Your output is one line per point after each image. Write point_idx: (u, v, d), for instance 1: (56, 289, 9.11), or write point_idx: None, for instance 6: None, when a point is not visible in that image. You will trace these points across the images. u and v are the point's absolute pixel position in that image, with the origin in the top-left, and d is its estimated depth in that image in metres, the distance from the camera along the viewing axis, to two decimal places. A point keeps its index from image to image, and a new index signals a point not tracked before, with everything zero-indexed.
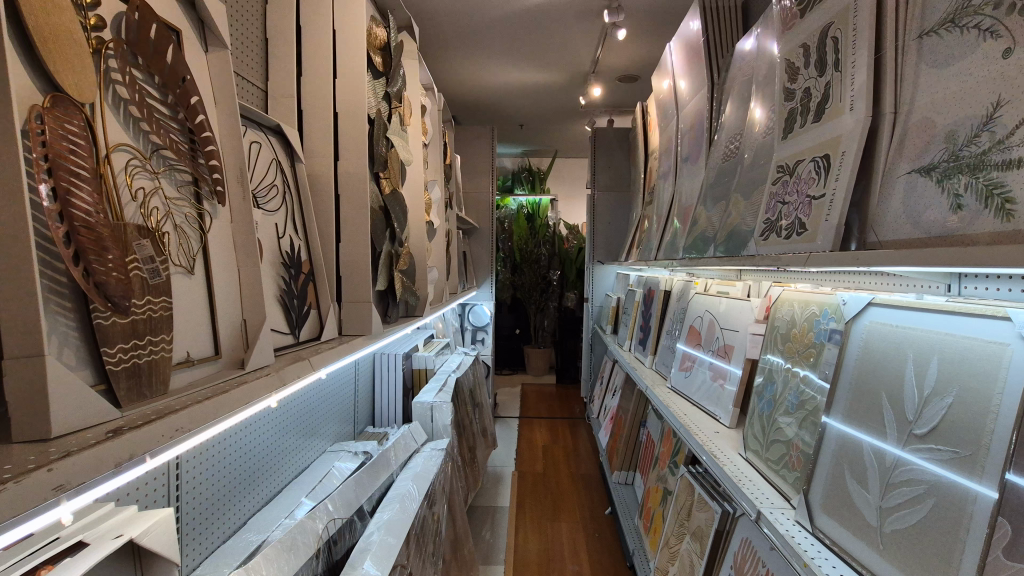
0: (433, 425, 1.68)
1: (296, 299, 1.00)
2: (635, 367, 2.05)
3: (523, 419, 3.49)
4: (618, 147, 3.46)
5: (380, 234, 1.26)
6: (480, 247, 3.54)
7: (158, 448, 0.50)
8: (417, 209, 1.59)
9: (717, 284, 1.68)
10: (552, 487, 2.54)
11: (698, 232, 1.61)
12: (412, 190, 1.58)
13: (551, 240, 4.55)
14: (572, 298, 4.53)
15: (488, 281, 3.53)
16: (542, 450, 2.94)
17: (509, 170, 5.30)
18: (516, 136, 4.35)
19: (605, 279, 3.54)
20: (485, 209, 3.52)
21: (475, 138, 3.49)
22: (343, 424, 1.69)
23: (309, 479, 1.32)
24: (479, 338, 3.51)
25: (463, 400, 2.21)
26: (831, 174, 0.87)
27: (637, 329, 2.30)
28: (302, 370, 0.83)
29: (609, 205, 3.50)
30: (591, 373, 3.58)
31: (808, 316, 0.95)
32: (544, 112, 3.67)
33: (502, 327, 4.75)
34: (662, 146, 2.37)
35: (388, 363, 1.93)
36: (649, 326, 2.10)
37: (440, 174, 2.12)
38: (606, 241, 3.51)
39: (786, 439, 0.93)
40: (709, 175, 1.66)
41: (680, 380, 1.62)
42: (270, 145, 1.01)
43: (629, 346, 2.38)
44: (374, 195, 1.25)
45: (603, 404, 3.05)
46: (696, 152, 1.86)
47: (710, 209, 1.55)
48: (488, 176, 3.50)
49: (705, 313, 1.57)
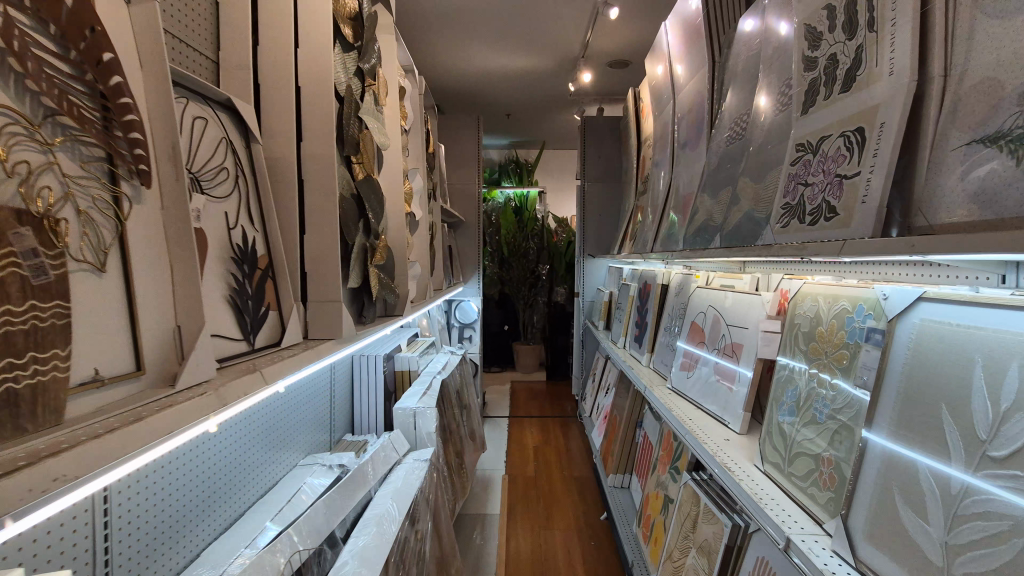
0: (416, 433, 1.55)
1: (250, 300, 0.86)
2: (632, 365, 1.94)
3: (512, 419, 3.37)
4: (609, 136, 3.34)
5: (351, 225, 1.12)
6: (466, 242, 3.41)
7: (25, 509, 0.37)
8: (395, 199, 1.45)
9: (719, 277, 1.57)
10: (544, 492, 2.43)
11: (700, 222, 1.49)
12: (389, 178, 1.45)
13: (540, 234, 4.43)
14: (562, 293, 4.41)
15: (475, 276, 3.40)
16: (533, 452, 2.83)
17: (496, 162, 5.17)
18: (502, 126, 4.22)
19: (596, 273, 3.43)
20: (472, 202, 3.39)
21: (460, 127, 3.35)
22: (318, 433, 1.56)
23: (276, 500, 1.20)
24: (466, 335, 3.38)
25: (449, 403, 2.09)
26: (866, 149, 0.76)
27: (632, 325, 2.18)
28: (252, 384, 0.70)
29: (600, 196, 3.38)
30: (583, 370, 3.47)
31: (837, 313, 0.84)
32: (532, 100, 3.54)
33: (490, 323, 4.62)
34: (657, 132, 2.25)
35: (368, 366, 1.80)
36: (646, 323, 1.99)
37: (423, 163, 1.98)
38: (597, 234, 3.39)
39: (814, 453, 0.82)
40: (710, 159, 1.55)
41: (682, 380, 1.51)
42: (219, 122, 0.88)
43: (624, 343, 2.27)
44: (344, 181, 1.12)
45: (596, 402, 2.95)
46: (695, 136, 1.74)
47: (714, 197, 1.44)
48: (474, 168, 3.36)
49: (709, 308, 1.45)
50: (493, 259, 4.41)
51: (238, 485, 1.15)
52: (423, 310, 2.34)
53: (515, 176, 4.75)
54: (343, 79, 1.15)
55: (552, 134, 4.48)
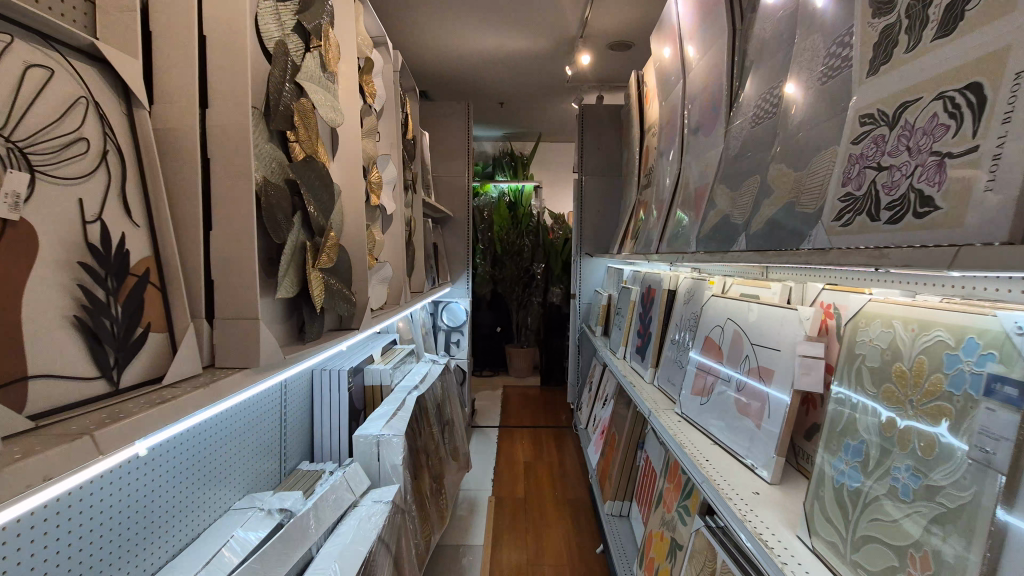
0: (379, 465, 1.32)
1: (115, 321, 0.63)
2: (632, 381, 1.70)
3: (503, 430, 3.14)
4: (609, 125, 3.10)
5: (283, 219, 0.88)
6: (455, 239, 3.17)
7: None
8: (353, 187, 1.21)
9: (738, 283, 1.33)
10: (534, 516, 2.20)
11: (715, 219, 1.26)
12: (345, 163, 1.21)
13: (535, 230, 4.21)
14: (558, 293, 4.18)
15: (464, 276, 3.16)
16: (524, 470, 2.60)
17: (490, 155, 4.92)
18: (495, 115, 3.97)
19: (594, 273, 3.20)
20: (460, 195, 3.14)
21: (448, 115, 3.10)
22: (262, 465, 1.33)
23: (190, 560, 0.97)
24: (454, 339, 3.13)
25: (427, 422, 1.85)
26: (985, 113, 0.52)
27: (634, 334, 1.95)
28: (68, 456, 0.46)
29: (599, 191, 3.14)
30: (579, 377, 3.23)
31: (930, 345, 0.60)
32: (526, 87, 3.30)
33: (482, 325, 4.38)
34: (663, 118, 2.01)
35: (330, 383, 1.56)
36: (649, 334, 1.75)
37: (398, 151, 1.74)
38: (595, 230, 3.16)
39: (895, 543, 0.57)
40: (730, 144, 1.31)
41: (693, 406, 1.27)
42: (79, 77, 0.64)
43: (624, 353, 2.04)
44: (272, 163, 0.88)
45: (593, 414, 2.72)
46: (710, 119, 1.50)
47: (733, 189, 1.20)
48: (464, 159, 3.12)
49: (728, 321, 1.21)
50: (485, 256, 4.17)
51: (135, 544, 0.92)
52: (401, 314, 2.11)
53: (509, 170, 4.51)
54: (274, 34, 0.91)
55: (548, 125, 4.24)
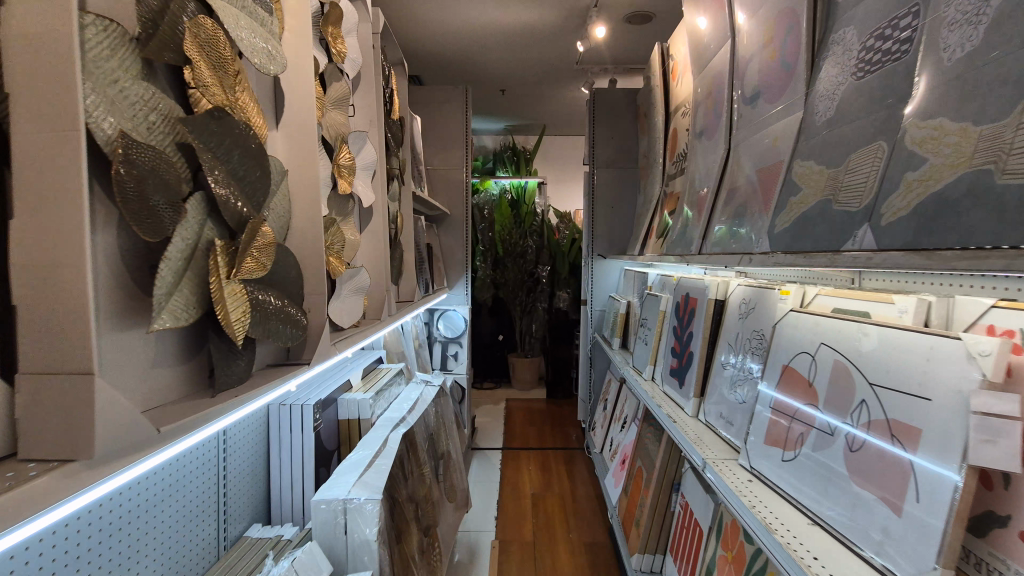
0: (348, 541, 0.99)
1: None
2: (670, 414, 1.37)
3: (507, 452, 2.81)
4: (624, 112, 2.78)
5: (168, 207, 0.55)
6: (452, 240, 2.83)
7: None
8: (303, 165, 0.87)
9: (823, 293, 1.00)
10: (545, 565, 1.86)
11: (799, 207, 0.92)
12: (292, 133, 0.88)
13: (540, 230, 3.91)
14: (564, 298, 3.85)
15: (462, 280, 2.83)
16: (531, 504, 2.26)
17: (490, 150, 4.60)
18: (496, 105, 3.65)
19: (608, 277, 2.86)
20: (457, 190, 2.81)
21: (444, 101, 2.78)
22: (192, 537, 1.00)
23: None
24: (451, 352, 2.79)
25: (417, 462, 1.52)
26: None
27: (666, 352, 1.61)
28: None
29: (613, 185, 2.81)
30: (592, 393, 2.89)
31: None
32: (531, 71, 2.98)
33: (482, 333, 4.05)
34: (699, 92, 1.68)
35: (292, 421, 1.24)
36: (690, 355, 1.42)
37: (377, 131, 1.42)
38: (608, 230, 2.82)
39: None
40: (812, 106, 0.98)
41: (770, 461, 0.94)
42: None
43: (653, 373, 1.71)
44: (146, 116, 0.55)
45: (611, 437, 2.39)
46: (773, 78, 1.17)
47: (830, 165, 0.87)
48: (461, 150, 2.80)
49: (822, 348, 0.88)
50: (486, 258, 3.84)
51: None
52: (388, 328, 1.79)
53: (511, 165, 4.19)
54: None
55: (553, 116, 3.92)
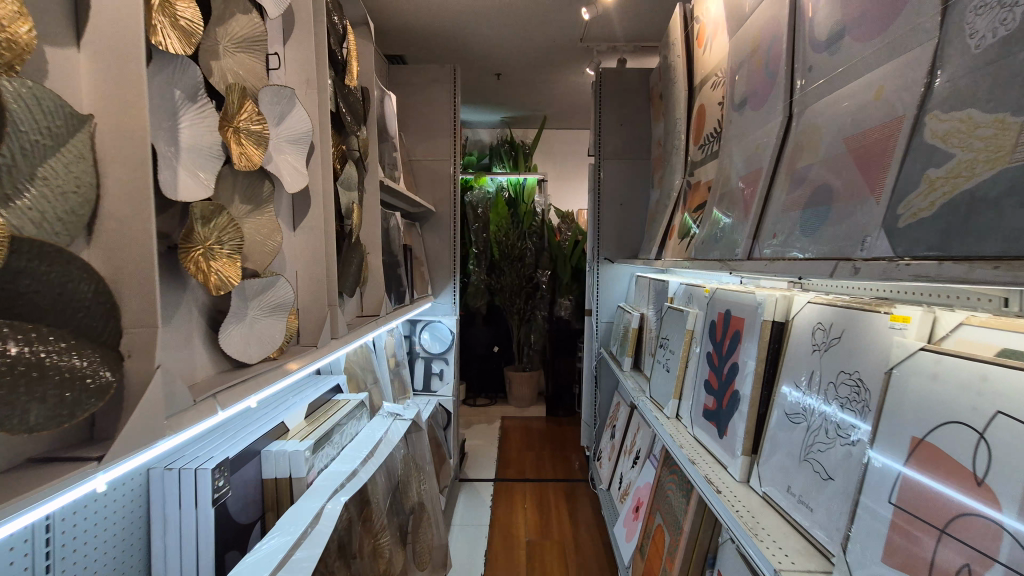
0: None
1: None
2: (708, 475, 1.01)
3: (500, 485, 2.45)
4: (634, 95, 2.43)
5: None
6: (437, 241, 2.47)
7: None
8: (125, 111, 0.52)
9: (968, 321, 0.64)
10: None
11: (951, 187, 0.56)
12: (107, 57, 0.52)
13: (539, 232, 3.56)
14: (566, 306, 3.49)
15: (449, 288, 2.47)
16: (526, 555, 1.90)
17: (486, 144, 4.25)
18: (491, 92, 3.31)
19: (616, 284, 2.50)
20: (444, 184, 2.46)
21: (429, 83, 2.44)
22: None
23: None
24: (435, 370, 2.39)
25: (370, 532, 1.15)
26: None
27: (698, 385, 1.25)
28: None
29: (622, 178, 2.46)
30: (597, 417, 2.52)
31: None
32: (529, 49, 2.63)
33: (476, 345, 3.63)
34: (735, 53, 1.33)
35: (182, 492, 0.88)
36: (733, 396, 1.05)
37: (316, 95, 1.07)
38: (618, 230, 2.46)
39: None
40: (953, 30, 0.62)
41: None
42: None
43: (679, 410, 1.35)
44: None
45: (622, 474, 2.02)
46: (863, 8, 0.81)
47: (1009, 113, 0.51)
48: (449, 137, 2.45)
49: (998, 420, 0.52)
50: (480, 263, 3.50)
51: None
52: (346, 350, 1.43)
53: (508, 161, 3.84)
54: None
55: (554, 105, 3.57)
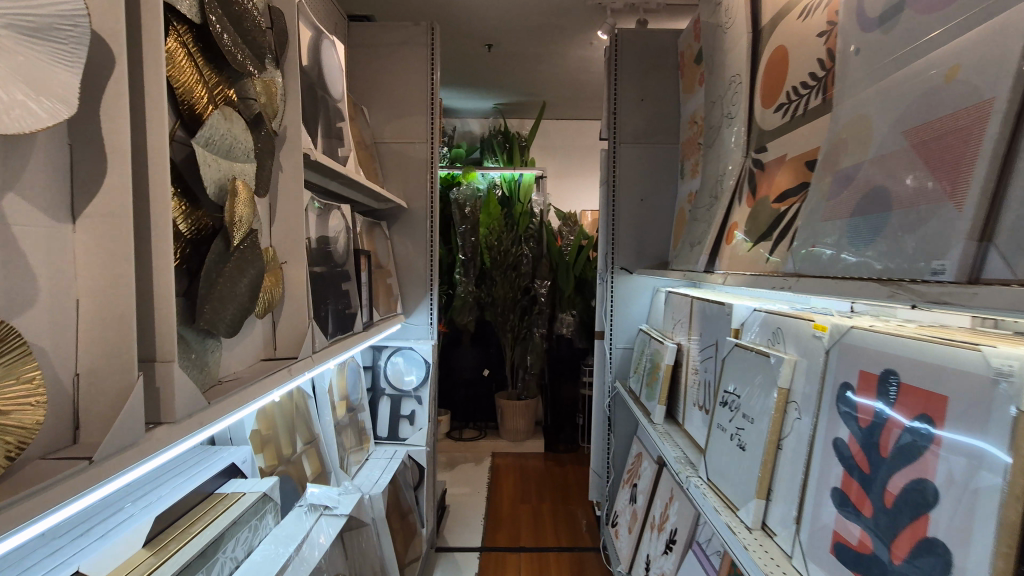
0: None
1: None
2: None
3: (486, 557, 1.92)
4: (659, 62, 1.93)
5: None
6: (409, 244, 1.95)
7: None
8: None
9: None
10: None
11: None
12: None
13: (536, 238, 3.10)
14: (567, 323, 2.98)
15: (424, 305, 1.95)
16: None
17: (477, 135, 3.73)
18: (481, 69, 2.80)
19: (636, 301, 1.97)
20: (418, 172, 1.94)
21: (401, 43, 1.93)
22: None
23: None
24: (405, 413, 1.83)
25: None
26: None
27: (817, 492, 0.73)
28: None
29: (643, 167, 1.96)
30: (611, 469, 1.99)
31: None
32: (529, 7, 2.13)
33: (463, 368, 3.08)
34: None
35: None
36: (924, 545, 0.54)
37: None
38: (638, 233, 1.95)
39: None
40: None
41: None
42: None
43: (771, 521, 0.82)
44: None
45: (648, 559, 1.50)
46: None
47: None
48: (425, 113, 1.94)
49: None
50: (468, 272, 2.99)
51: None
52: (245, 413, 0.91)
53: (502, 154, 3.35)
54: None
55: (555, 88, 3.08)
